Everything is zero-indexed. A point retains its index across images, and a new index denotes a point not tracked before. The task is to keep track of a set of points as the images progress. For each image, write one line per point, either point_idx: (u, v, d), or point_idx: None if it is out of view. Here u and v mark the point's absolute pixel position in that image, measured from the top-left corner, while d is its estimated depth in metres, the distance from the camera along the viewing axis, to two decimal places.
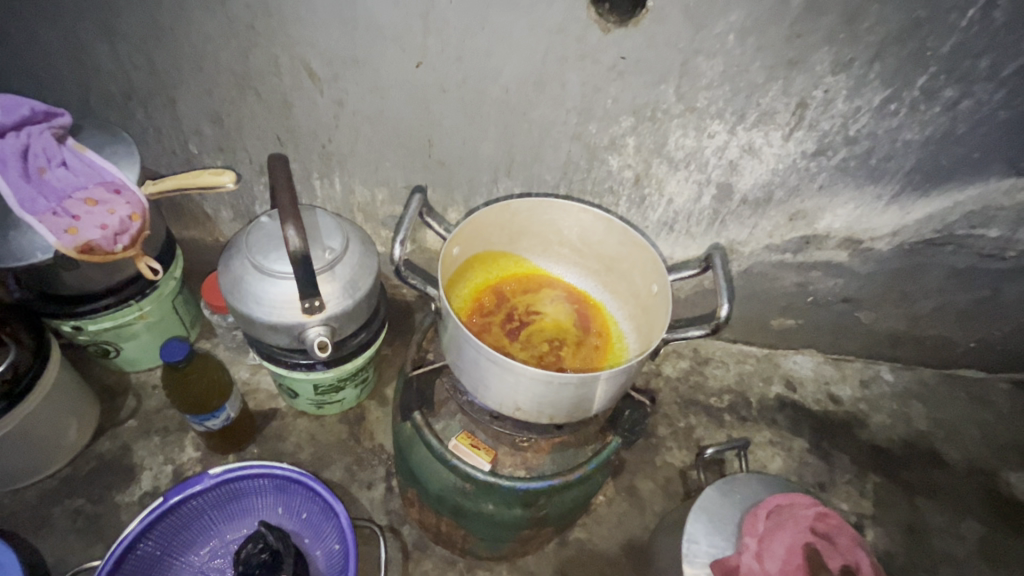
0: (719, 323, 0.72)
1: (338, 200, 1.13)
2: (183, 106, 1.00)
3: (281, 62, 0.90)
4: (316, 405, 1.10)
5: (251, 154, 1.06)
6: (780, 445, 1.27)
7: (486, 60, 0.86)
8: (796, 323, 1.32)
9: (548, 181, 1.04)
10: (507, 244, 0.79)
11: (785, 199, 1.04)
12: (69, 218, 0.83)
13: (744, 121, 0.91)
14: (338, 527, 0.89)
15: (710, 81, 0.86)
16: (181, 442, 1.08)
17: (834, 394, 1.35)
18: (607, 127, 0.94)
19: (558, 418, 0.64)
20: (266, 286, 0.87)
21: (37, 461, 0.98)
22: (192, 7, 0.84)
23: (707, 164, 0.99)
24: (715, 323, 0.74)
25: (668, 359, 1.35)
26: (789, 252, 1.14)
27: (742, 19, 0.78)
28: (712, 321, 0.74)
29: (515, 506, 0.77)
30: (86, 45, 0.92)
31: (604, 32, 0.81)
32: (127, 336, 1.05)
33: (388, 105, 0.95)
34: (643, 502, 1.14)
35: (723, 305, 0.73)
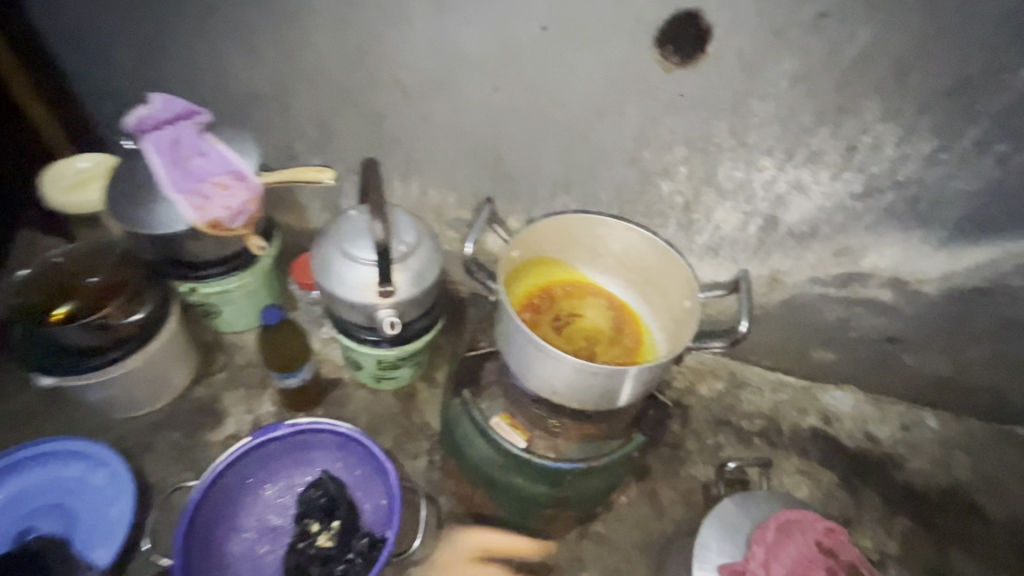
0: (739, 338, 0.80)
1: (412, 200, 1.27)
2: (293, 111, 1.17)
3: (381, 80, 1.05)
4: (375, 379, 1.24)
5: (345, 156, 1.22)
6: (808, 475, 1.29)
7: (557, 90, 0.98)
8: (837, 358, 1.34)
9: (602, 200, 1.14)
10: (559, 252, 0.89)
11: (830, 235, 1.08)
12: (203, 198, 1.01)
13: (793, 159, 0.97)
14: (386, 486, 1.03)
15: (762, 120, 0.93)
16: (260, 397, 1.25)
17: (871, 434, 1.35)
18: (662, 155, 1.03)
19: (587, 405, 0.74)
20: (350, 269, 1.01)
21: (150, 397, 1.17)
22: (315, 31, 1.01)
23: (755, 196, 1.05)
24: (736, 338, 0.81)
25: (703, 379, 1.40)
26: (833, 286, 1.18)
27: (795, 67, 0.85)
28: (732, 337, 0.83)
29: (542, 483, 0.88)
30: (224, 57, 1.10)
31: (666, 71, 0.90)
32: (227, 301, 1.22)
33: (466, 122, 1.08)
34: (664, 509, 1.21)
35: (744, 321, 0.80)
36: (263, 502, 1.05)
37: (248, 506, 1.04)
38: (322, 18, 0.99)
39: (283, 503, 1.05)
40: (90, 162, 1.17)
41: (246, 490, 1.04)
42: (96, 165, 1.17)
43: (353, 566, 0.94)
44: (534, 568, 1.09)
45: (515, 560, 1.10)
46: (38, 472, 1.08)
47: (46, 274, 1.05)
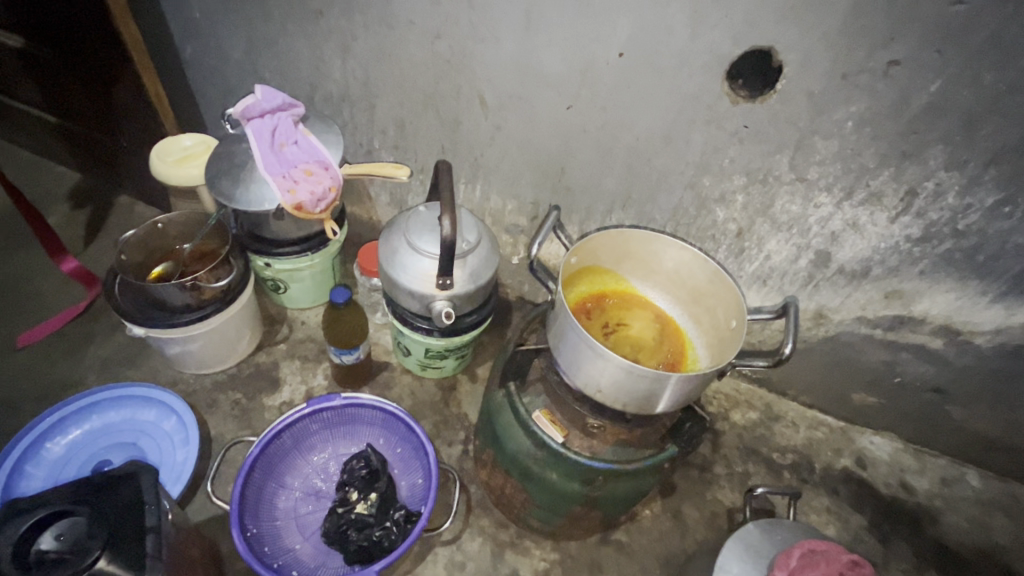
0: (782, 358, 0.80)
1: (475, 204, 1.35)
2: (378, 112, 1.27)
3: (463, 90, 1.14)
4: (421, 366, 1.31)
5: (418, 156, 1.32)
6: (836, 515, 1.28)
7: (626, 112, 1.03)
8: (877, 402, 1.33)
9: (656, 220, 1.18)
10: (612, 263, 0.93)
11: (882, 277, 1.09)
12: (292, 182, 1.11)
13: (852, 199, 1.00)
14: (423, 465, 1.10)
15: (824, 158, 0.96)
16: (315, 370, 1.35)
17: (907, 483, 1.33)
18: (721, 182, 1.07)
19: (628, 407, 0.79)
20: (414, 260, 1.09)
21: (218, 357, 1.28)
22: (409, 42, 1.11)
23: (809, 231, 1.08)
24: (778, 358, 0.82)
25: (738, 407, 1.41)
26: (880, 328, 1.18)
27: (862, 110, 0.88)
28: (775, 357, 0.84)
29: (574, 480, 0.92)
30: (324, 58, 1.22)
31: (733, 103, 0.95)
32: (296, 279, 1.33)
33: (536, 135, 1.15)
34: (686, 528, 1.22)
35: (788, 343, 0.81)
36: (310, 467, 1.13)
37: (297, 467, 1.12)
38: (416, 29, 1.08)
39: (328, 469, 1.14)
40: (193, 141, 1.31)
41: (298, 453, 1.13)
42: (199, 144, 1.31)
43: (388, 535, 1.00)
44: (553, 566, 1.13)
45: (536, 555, 1.14)
46: (114, 413, 1.19)
47: (149, 237, 1.18)
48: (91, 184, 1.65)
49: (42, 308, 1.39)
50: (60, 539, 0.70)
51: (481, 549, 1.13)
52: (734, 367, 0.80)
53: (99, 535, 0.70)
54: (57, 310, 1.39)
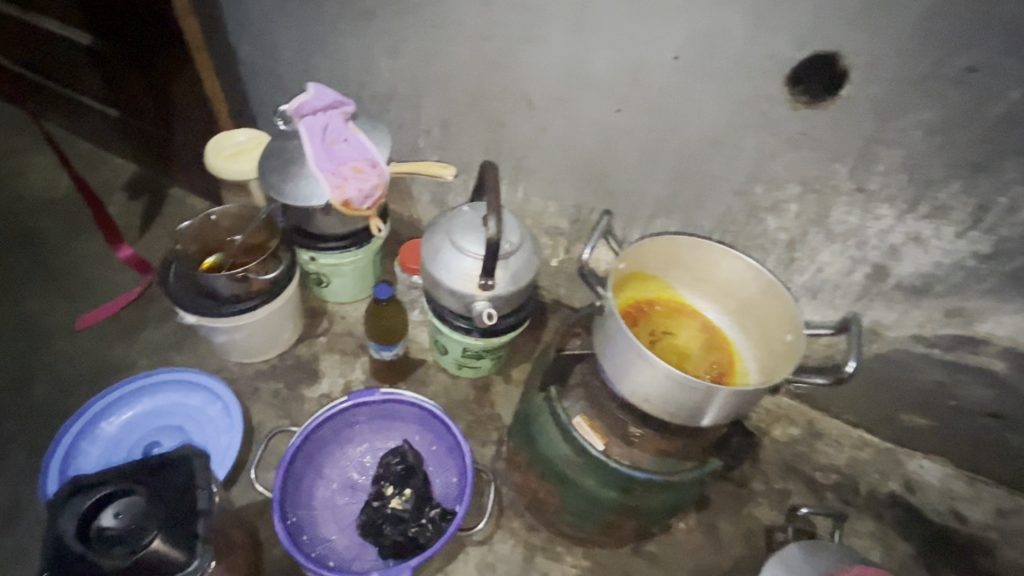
0: (844, 377, 0.77)
1: (516, 204, 1.34)
2: (424, 111, 1.28)
3: (510, 91, 1.14)
4: (457, 365, 1.31)
5: (462, 156, 1.32)
6: (882, 540, 1.23)
7: (677, 116, 1.01)
8: (930, 425, 1.27)
9: (703, 227, 1.16)
10: (661, 270, 0.91)
11: (944, 294, 1.04)
12: (341, 179, 1.13)
13: (915, 211, 0.95)
14: (458, 464, 1.10)
15: (887, 168, 0.92)
16: (353, 364, 1.37)
17: (960, 512, 1.26)
18: (773, 190, 1.04)
19: (676, 418, 0.77)
20: (457, 259, 1.10)
21: (262, 347, 1.31)
22: (459, 42, 1.11)
23: (866, 243, 1.03)
24: (839, 376, 0.79)
25: (778, 422, 1.37)
26: (938, 347, 1.13)
27: (931, 119, 0.84)
28: (837, 377, 0.80)
29: (612, 488, 0.91)
30: (373, 57, 1.23)
31: (792, 109, 0.92)
32: (338, 274, 1.35)
33: (583, 138, 1.14)
34: (721, 543, 1.19)
35: (851, 361, 0.78)
36: (347, 460, 1.15)
37: (334, 459, 1.14)
38: (467, 30, 1.08)
39: (364, 463, 1.15)
40: (246, 136, 1.35)
41: (335, 445, 1.15)
42: (251, 140, 1.34)
43: (422, 532, 1.01)
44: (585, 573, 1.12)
45: (567, 561, 1.13)
46: (163, 397, 1.24)
47: (202, 229, 1.22)
48: (146, 175, 1.72)
49: (99, 293, 1.46)
50: (120, 517, 0.75)
51: (513, 551, 1.13)
52: (791, 383, 0.78)
53: (155, 517, 0.74)
54: (113, 295, 1.46)
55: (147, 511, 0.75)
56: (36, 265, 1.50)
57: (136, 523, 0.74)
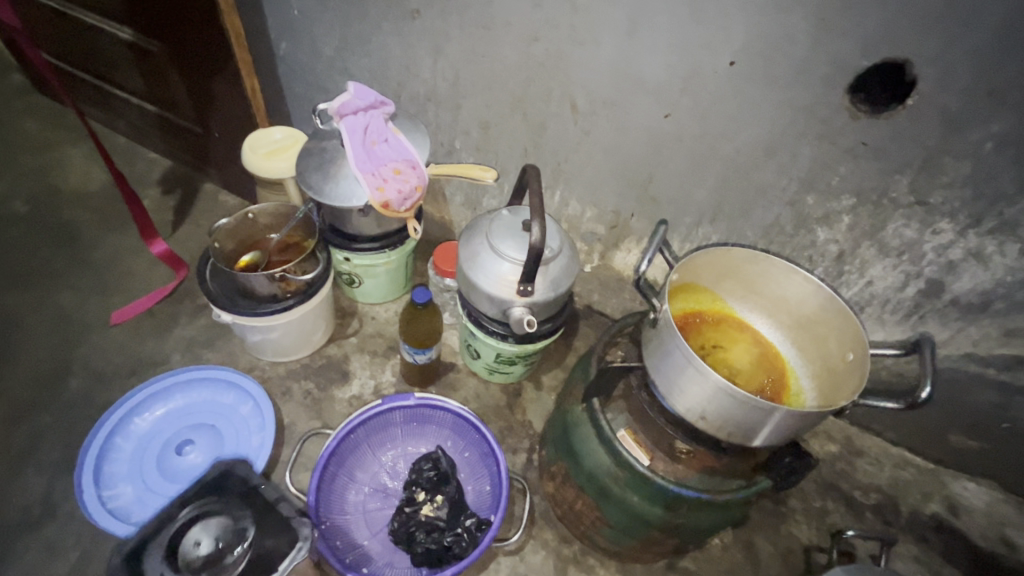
0: (917, 402, 0.74)
1: (552, 208, 1.32)
2: (463, 112, 1.27)
3: (554, 93, 1.12)
4: (489, 370, 1.30)
5: (499, 159, 1.30)
6: (925, 564, 1.18)
7: (729, 122, 0.98)
8: (979, 446, 1.22)
9: (748, 236, 1.12)
10: (712, 283, 0.89)
11: (1003, 313, 1.00)
12: (381, 180, 1.12)
13: (979, 226, 0.91)
14: (492, 473, 1.09)
15: (951, 181, 0.88)
16: (384, 366, 1.36)
17: (1008, 538, 1.21)
18: (826, 201, 1.00)
19: (732, 437, 0.75)
20: (497, 264, 1.08)
21: (293, 347, 1.30)
22: (504, 43, 1.09)
23: (922, 258, 0.99)
24: (911, 402, 0.75)
25: (817, 438, 1.33)
26: (993, 367, 1.08)
27: (1004, 131, 0.80)
28: (910, 402, 0.76)
29: (657, 504, 0.88)
30: (416, 57, 1.22)
31: (852, 118, 0.88)
32: (370, 275, 1.34)
33: (627, 142, 1.11)
34: (758, 561, 1.16)
35: (925, 386, 0.74)
36: (379, 465, 1.13)
37: (366, 464, 1.13)
38: (514, 31, 1.07)
39: (395, 468, 1.14)
40: (283, 134, 1.35)
41: (368, 448, 1.13)
42: (288, 138, 1.34)
43: (457, 542, 0.99)
44: None
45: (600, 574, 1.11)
46: (196, 395, 1.24)
47: (240, 225, 1.22)
48: (181, 171, 1.73)
49: (134, 288, 1.47)
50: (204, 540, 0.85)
51: (544, 563, 1.11)
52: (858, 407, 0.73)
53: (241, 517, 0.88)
54: (147, 290, 1.47)
55: (225, 522, 0.88)
56: (73, 259, 1.52)
57: (225, 533, 0.86)
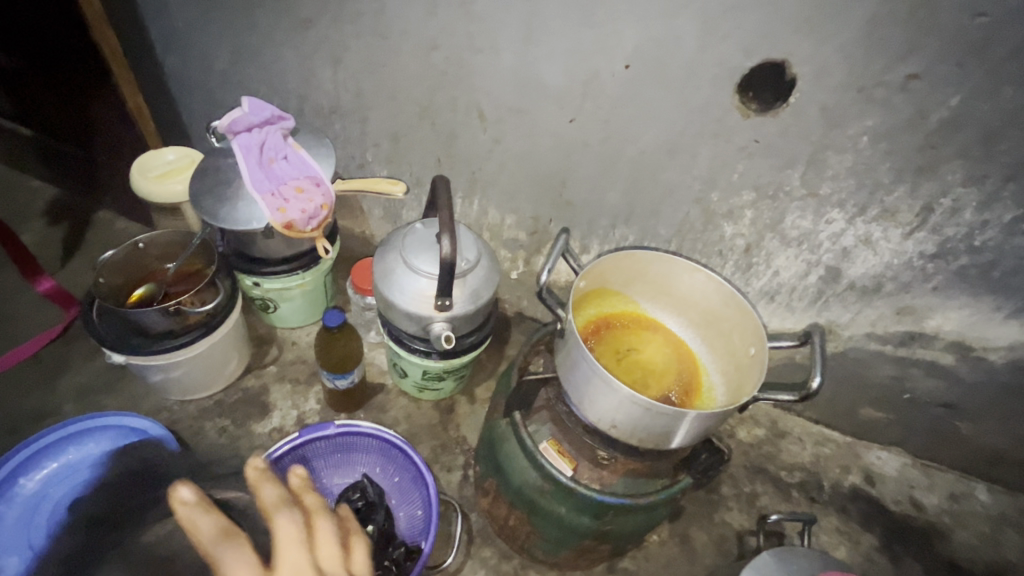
0: (809, 393, 0.77)
1: (472, 218, 1.30)
2: (371, 124, 1.22)
3: (460, 102, 1.09)
4: (418, 388, 1.26)
5: (413, 170, 1.27)
6: (847, 535, 1.25)
7: (630, 126, 1.00)
8: (886, 417, 1.30)
9: (661, 235, 1.15)
10: (622, 285, 0.89)
11: (893, 292, 1.06)
12: (282, 200, 1.05)
13: (864, 214, 0.97)
14: (423, 496, 1.05)
15: (836, 173, 0.93)
16: (307, 394, 1.29)
17: (916, 499, 1.30)
18: (728, 197, 1.03)
19: (646, 442, 0.75)
20: (412, 280, 1.04)
21: (204, 382, 1.21)
22: (404, 53, 1.06)
23: (819, 247, 1.04)
24: (805, 392, 0.78)
25: (744, 424, 1.38)
26: (890, 344, 1.15)
27: (877, 125, 0.85)
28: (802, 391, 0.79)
29: (584, 514, 0.87)
30: (315, 69, 1.17)
31: (743, 117, 0.91)
32: (286, 299, 1.27)
33: (537, 148, 1.10)
34: (694, 552, 1.19)
35: (816, 376, 0.77)
36: None
37: None
38: (412, 40, 1.03)
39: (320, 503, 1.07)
40: (176, 155, 1.25)
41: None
42: (182, 159, 1.25)
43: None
44: None
45: None
46: (93, 445, 1.13)
47: (130, 258, 1.12)
48: (69, 199, 1.58)
49: (16, 332, 1.32)
50: None
51: None
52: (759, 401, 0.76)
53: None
54: (32, 333, 1.32)
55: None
56: None
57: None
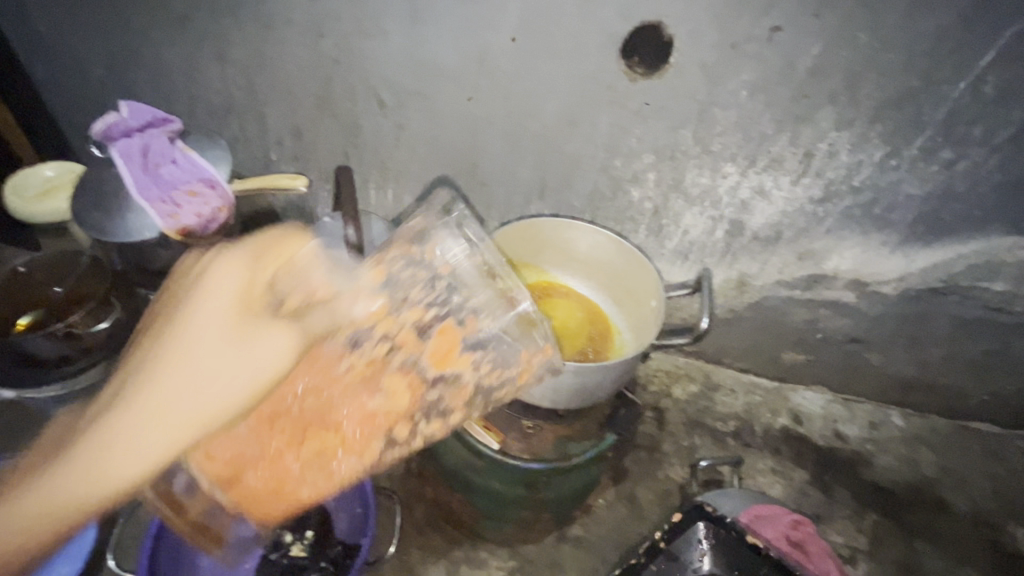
0: (699, 334, 0.92)
1: (388, 208, 1.27)
2: (270, 121, 1.17)
3: (356, 89, 1.06)
4: None
5: (321, 165, 1.23)
6: (781, 474, 1.32)
7: (528, 99, 1.00)
8: (806, 359, 1.37)
9: (575, 206, 1.16)
10: (530, 255, 0.92)
11: (793, 239, 1.12)
12: (174, 206, 1.00)
13: (755, 165, 1.01)
14: (360, 494, 1.01)
15: (725, 129, 0.97)
16: None
17: (840, 432, 1.39)
18: (631, 162, 1.06)
19: (558, 403, 0.80)
20: None
21: None
22: (290, 42, 1.02)
23: (721, 201, 1.09)
24: (696, 333, 0.93)
25: (679, 382, 1.43)
26: (798, 288, 1.22)
27: (753, 79, 0.89)
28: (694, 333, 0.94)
29: (517, 486, 0.90)
30: (200, 67, 1.11)
31: (632, 82, 0.94)
32: None
33: (442, 130, 1.09)
34: (641, 510, 1.22)
35: (703, 318, 0.92)
36: None
37: None
38: (296, 27, 0.99)
39: None
40: (57, 171, 1.18)
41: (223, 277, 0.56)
42: (63, 174, 1.17)
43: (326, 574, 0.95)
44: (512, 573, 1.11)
45: (493, 565, 1.12)
46: None
47: (11, 285, 1.05)
48: None
49: None
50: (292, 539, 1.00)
51: (436, 569, 1.10)
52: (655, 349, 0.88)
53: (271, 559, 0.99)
54: None
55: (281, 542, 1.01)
56: None
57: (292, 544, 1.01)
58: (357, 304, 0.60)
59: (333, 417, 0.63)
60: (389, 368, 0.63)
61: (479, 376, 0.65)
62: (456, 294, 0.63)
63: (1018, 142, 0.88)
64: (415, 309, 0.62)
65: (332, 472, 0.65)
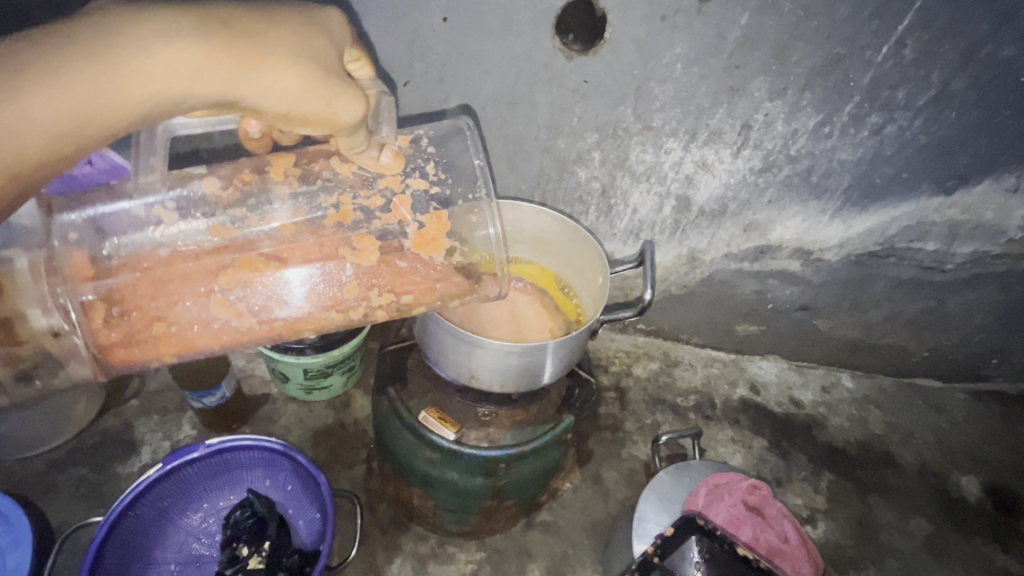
0: (642, 306, 0.93)
1: None
2: None
3: None
4: (306, 391, 1.19)
5: None
6: (741, 443, 1.35)
7: (466, 82, 0.97)
8: (759, 329, 1.41)
9: (524, 190, 1.16)
10: None
11: (738, 211, 1.14)
12: None
13: (696, 139, 1.02)
14: (318, 500, 1.00)
15: (663, 104, 0.97)
16: (179, 422, 1.20)
17: (795, 398, 1.43)
18: (575, 142, 1.05)
19: (507, 387, 0.80)
20: None
21: (45, 432, 1.11)
22: None
23: (666, 177, 1.09)
24: (640, 306, 0.94)
25: (639, 361, 1.44)
26: (747, 261, 1.24)
27: (687, 51, 0.89)
28: (637, 307, 0.95)
29: (476, 475, 0.89)
30: None
31: (568, 59, 0.92)
32: None
33: None
34: (607, 491, 1.23)
35: (646, 291, 0.93)
36: (184, 530, 1.00)
37: (167, 538, 0.99)
38: None
39: (208, 529, 1.02)
40: None
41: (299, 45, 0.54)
42: None
43: None
44: (481, 565, 1.10)
45: (462, 559, 1.10)
46: None
47: None
48: None
49: None
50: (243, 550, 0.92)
51: (402, 568, 1.08)
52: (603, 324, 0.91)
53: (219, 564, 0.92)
54: None
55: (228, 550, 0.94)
56: None
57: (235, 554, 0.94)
58: (380, 153, 0.65)
59: (286, 253, 0.68)
60: (364, 229, 0.72)
61: (447, 265, 0.74)
62: (455, 191, 0.77)
63: (938, 103, 0.92)
64: (423, 185, 0.75)
65: (243, 315, 0.66)
